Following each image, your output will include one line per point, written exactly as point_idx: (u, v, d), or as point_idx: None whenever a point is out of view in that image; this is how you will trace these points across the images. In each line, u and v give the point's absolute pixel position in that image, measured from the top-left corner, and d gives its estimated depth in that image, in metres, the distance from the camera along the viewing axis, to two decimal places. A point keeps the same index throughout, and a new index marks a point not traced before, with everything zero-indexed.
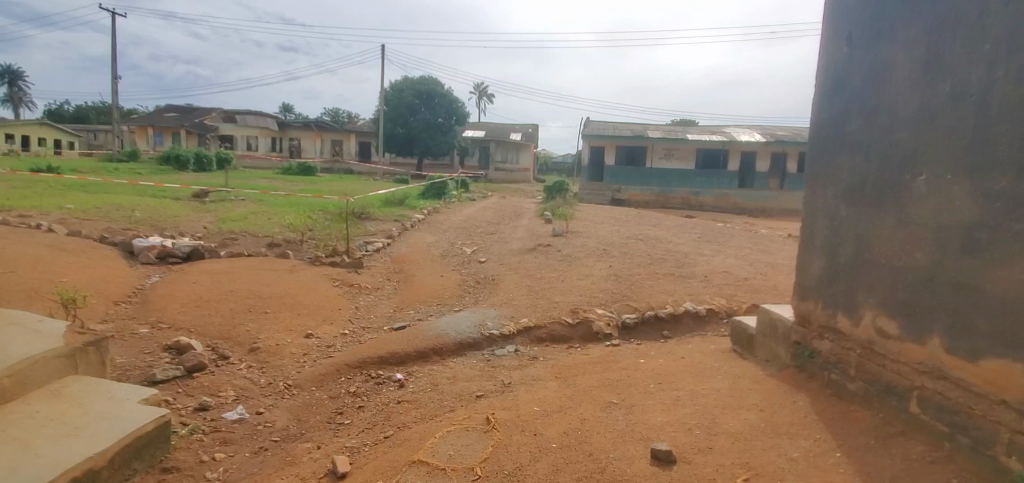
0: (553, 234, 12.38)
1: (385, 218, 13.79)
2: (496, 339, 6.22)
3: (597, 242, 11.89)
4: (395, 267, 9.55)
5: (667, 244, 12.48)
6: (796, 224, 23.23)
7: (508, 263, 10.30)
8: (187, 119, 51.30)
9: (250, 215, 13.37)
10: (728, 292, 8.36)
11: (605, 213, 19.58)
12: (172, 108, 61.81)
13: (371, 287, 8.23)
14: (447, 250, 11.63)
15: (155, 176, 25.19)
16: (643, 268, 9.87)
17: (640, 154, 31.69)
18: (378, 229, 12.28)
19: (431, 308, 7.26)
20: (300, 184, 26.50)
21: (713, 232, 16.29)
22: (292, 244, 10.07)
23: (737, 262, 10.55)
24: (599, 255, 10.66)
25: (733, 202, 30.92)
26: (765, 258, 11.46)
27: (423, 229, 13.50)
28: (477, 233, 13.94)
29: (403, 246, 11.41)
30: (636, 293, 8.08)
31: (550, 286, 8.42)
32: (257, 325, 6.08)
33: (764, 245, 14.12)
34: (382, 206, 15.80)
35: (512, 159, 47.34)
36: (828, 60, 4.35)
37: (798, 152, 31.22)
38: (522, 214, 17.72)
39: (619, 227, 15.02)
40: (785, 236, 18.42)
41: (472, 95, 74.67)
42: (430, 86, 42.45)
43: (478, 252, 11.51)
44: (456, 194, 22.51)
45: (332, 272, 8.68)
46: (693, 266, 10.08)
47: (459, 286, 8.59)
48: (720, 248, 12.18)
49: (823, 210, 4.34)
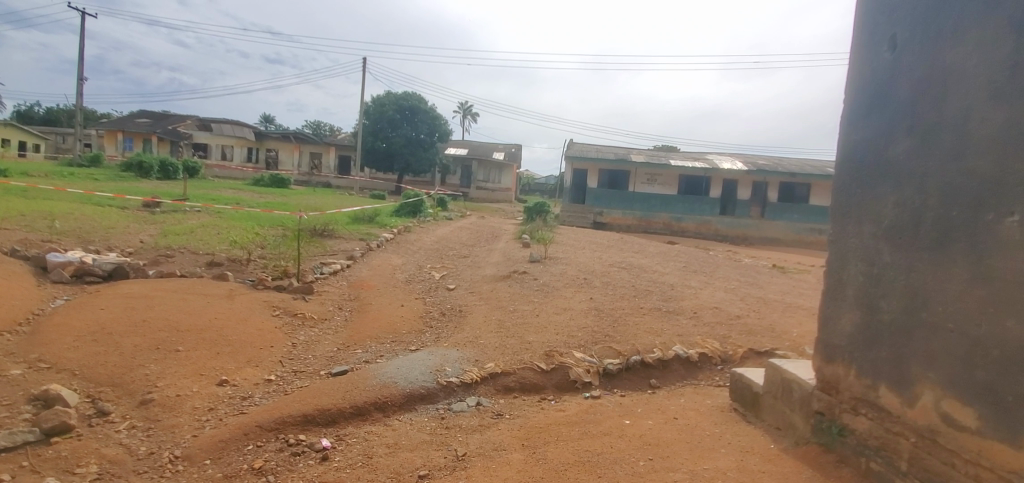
0: (531, 260, 11.45)
1: (350, 236, 12.70)
2: (454, 389, 5.20)
3: (577, 270, 10.96)
4: (351, 294, 8.45)
5: (651, 273, 11.63)
6: (779, 255, 22.76)
7: (478, 291, 9.31)
8: (159, 125, 49.58)
9: (198, 228, 12.18)
10: (721, 331, 7.48)
11: (586, 237, 18.76)
12: (145, 114, 59.87)
13: (316, 319, 7.12)
14: (413, 274, 10.57)
15: (112, 183, 23.66)
16: (626, 302, 8.94)
17: (623, 178, 31.37)
18: (339, 249, 11.19)
19: (383, 347, 6.18)
20: (269, 196, 25.21)
21: (698, 261, 15.56)
22: (236, 265, 8.92)
23: (727, 296, 9.73)
24: (579, 285, 9.74)
25: (715, 229, 30.49)
26: (757, 292, 10.66)
27: (390, 249, 12.44)
28: (449, 255, 12.92)
29: (365, 268, 10.34)
30: (619, 332, 7.13)
31: (523, 321, 7.44)
32: (161, 368, 5.02)
33: (751, 277, 13.39)
34: (349, 223, 14.71)
35: (493, 178, 46.87)
36: (865, 68, 3.58)
37: (778, 182, 31.16)
38: (499, 236, 16.78)
39: (600, 253, 14.17)
40: (770, 267, 17.81)
41: (456, 113, 74.41)
42: (413, 101, 41.71)
43: (447, 277, 10.49)
44: (432, 212, 21.51)
45: (274, 300, 7.57)
46: (680, 300, 9.22)
47: (420, 319, 7.52)
48: (708, 280, 11.37)
49: (855, 252, 3.50)
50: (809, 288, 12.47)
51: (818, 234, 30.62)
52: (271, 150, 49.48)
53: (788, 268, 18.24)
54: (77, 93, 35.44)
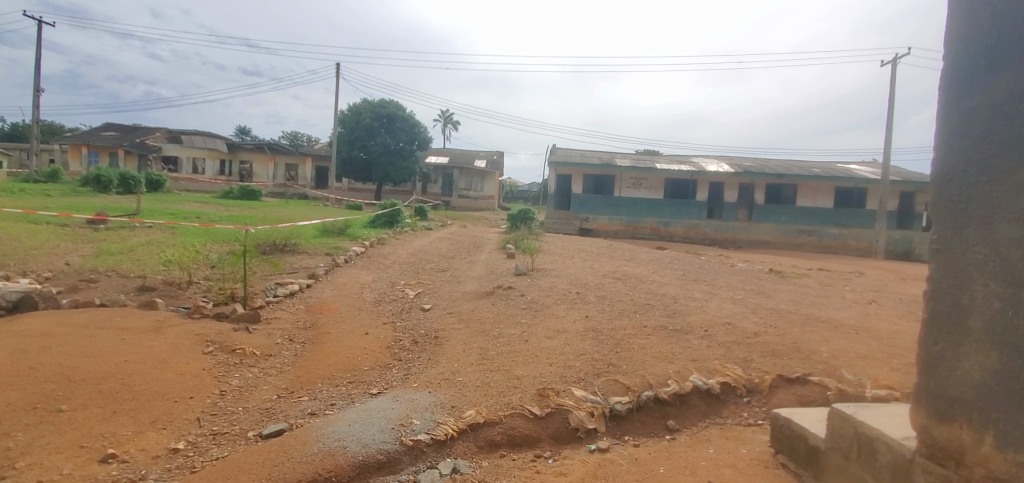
0: (517, 272, 10.30)
1: (315, 251, 11.46)
2: (423, 451, 4.02)
3: (569, 284, 9.84)
4: (308, 321, 7.18)
5: (649, 284, 10.56)
6: (772, 259, 22.00)
7: (458, 312, 8.13)
8: (127, 138, 47.50)
9: (140, 246, 10.78)
10: (741, 353, 6.41)
11: (574, 245, 17.72)
12: (113, 127, 57.64)
13: (259, 357, 5.87)
14: (384, 292, 9.35)
15: (64, 200, 21.97)
16: (628, 320, 7.82)
17: (608, 183, 30.54)
18: (301, 267, 9.93)
19: (335, 392, 4.96)
20: (236, 209, 23.69)
21: (694, 268, 14.57)
22: (172, 290, 7.72)
23: (737, 309, 8.70)
24: (573, 301, 8.62)
25: (702, 232, 29.51)
26: (766, 302, 9.65)
27: (361, 264, 11.21)
28: (426, 269, 11.71)
29: (328, 287, 9.09)
30: (623, 359, 6.00)
31: (510, 349, 6.28)
32: (29, 439, 3.84)
33: (754, 283, 12.44)
34: (315, 237, 13.43)
35: (476, 187, 45.85)
36: (979, 8, 2.57)
37: (765, 183, 30.66)
38: (482, 246, 15.64)
39: (591, 263, 13.10)
40: (767, 271, 16.91)
41: (436, 120, 73.50)
42: (390, 109, 40.44)
43: (423, 296, 9.29)
44: (410, 222, 20.31)
45: (209, 333, 6.30)
46: (687, 316, 8.15)
47: (386, 350, 6.28)
48: (711, 290, 10.36)
49: (986, 266, 2.48)
50: (817, 295, 11.55)
51: (806, 235, 29.71)
52: (244, 162, 47.73)
53: (785, 272, 17.44)
54: (32, 104, 33.49)
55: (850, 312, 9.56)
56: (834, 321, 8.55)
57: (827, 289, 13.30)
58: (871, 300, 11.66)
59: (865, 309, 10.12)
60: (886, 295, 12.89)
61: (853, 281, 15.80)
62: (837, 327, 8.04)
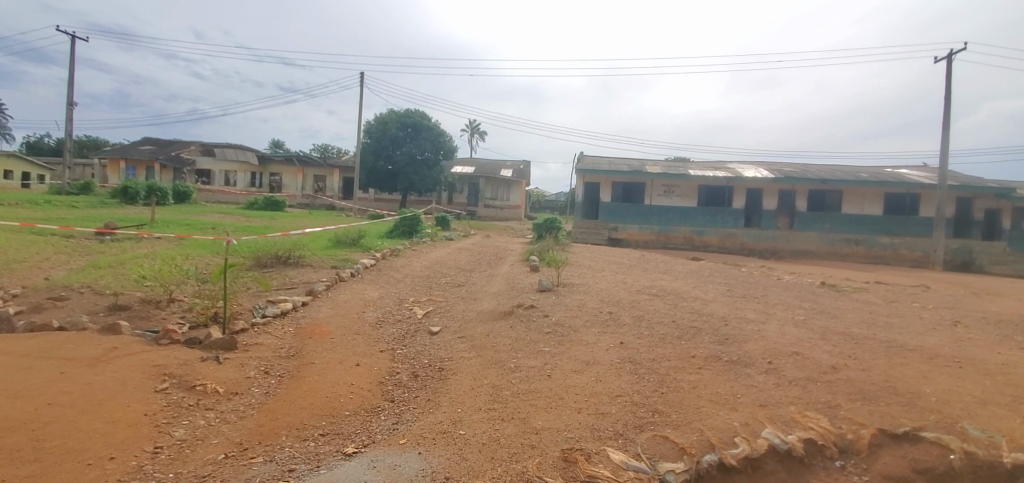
0: (540, 288, 9.09)
1: (321, 263, 10.54)
2: None
3: (600, 302, 8.56)
4: (294, 348, 6.15)
5: (692, 302, 9.17)
6: (820, 270, 20.15)
7: (471, 337, 6.95)
8: (162, 152, 48.49)
9: (134, 258, 10.03)
10: (822, 397, 5.08)
11: (602, 256, 16.36)
12: (150, 141, 59.17)
13: (222, 396, 4.89)
14: (390, 311, 8.25)
15: (88, 211, 21.87)
16: (672, 347, 6.53)
17: (639, 190, 29.05)
18: (299, 282, 8.96)
19: (298, 452, 3.93)
20: (255, 219, 23.19)
21: (739, 282, 13.06)
22: (147, 312, 6.87)
23: (803, 335, 7.27)
24: (606, 324, 7.34)
25: (740, 242, 27.87)
26: (834, 324, 8.16)
27: (368, 278, 10.15)
28: (439, 284, 10.59)
29: (327, 305, 8.06)
30: (671, 404, 4.74)
31: (528, 387, 5.06)
32: None
33: (810, 300, 10.88)
34: (324, 249, 12.49)
35: (501, 196, 44.83)
36: None
37: (807, 189, 28.81)
38: (504, 258, 14.49)
39: (623, 276, 11.80)
40: (818, 285, 15.19)
41: (463, 131, 73.01)
42: (415, 118, 39.91)
43: (433, 315, 8.16)
44: (430, 232, 19.42)
45: (171, 363, 5.40)
46: (744, 344, 6.77)
47: (377, 388, 5.14)
48: (766, 310, 8.91)
49: None
50: (889, 314, 9.92)
51: (854, 244, 27.54)
52: (273, 174, 48.01)
53: (840, 286, 15.65)
54: (67, 119, 34.20)
55: (937, 337, 7.99)
56: (923, 349, 7.04)
57: (895, 306, 11.62)
58: (953, 320, 9.98)
59: (954, 332, 8.51)
60: (967, 313, 11.12)
61: (921, 296, 13.98)
62: (931, 358, 6.56)
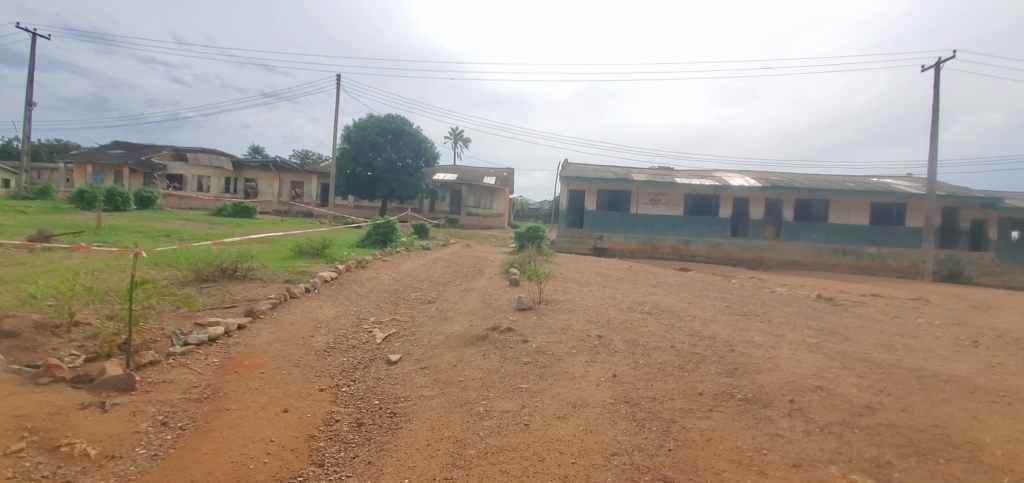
0: (519, 307, 7.99)
1: (273, 278, 9.32)
2: None
3: (587, 323, 7.50)
4: (211, 388, 5.01)
5: (690, 322, 8.17)
6: (813, 282, 19.44)
7: (435, 369, 5.82)
8: (132, 156, 46.54)
9: (53, 270, 8.70)
10: (866, 451, 4.12)
11: (589, 268, 15.38)
12: (122, 146, 57.05)
13: (91, 463, 3.80)
14: (344, 334, 7.09)
15: (35, 217, 20.25)
16: (674, 381, 5.50)
17: (624, 198, 28.25)
18: (240, 301, 7.74)
19: None
20: (220, 226, 21.73)
21: (735, 296, 12.15)
22: (37, 342, 5.66)
23: (821, 363, 6.30)
24: (595, 351, 6.28)
25: (727, 252, 26.84)
26: (851, 349, 7.22)
27: (326, 294, 8.96)
28: (407, 301, 9.41)
29: (269, 327, 6.89)
30: (683, 469, 3.70)
31: (498, 445, 3.98)
32: None
33: (814, 317, 9.96)
34: (282, 260, 11.24)
35: (484, 204, 43.74)
36: None
37: (795, 198, 28.33)
38: (482, 270, 13.40)
39: (612, 291, 10.78)
40: (815, 299, 14.36)
41: (447, 138, 71.93)
42: (396, 123, 38.75)
43: (394, 340, 7.00)
44: (406, 241, 18.24)
45: (41, 414, 4.20)
46: (758, 376, 5.78)
47: (304, 447, 4.02)
48: (772, 331, 7.94)
49: None
50: (904, 335, 9.04)
51: (842, 254, 26.85)
52: (249, 180, 46.24)
53: (838, 299, 14.85)
54: (25, 120, 32.31)
55: (965, 362, 7.09)
56: (958, 379, 6.13)
57: (904, 323, 10.77)
58: (971, 340, 9.15)
59: (982, 356, 7.63)
60: (981, 332, 10.31)
61: (923, 311, 13.23)
62: (973, 392, 5.64)
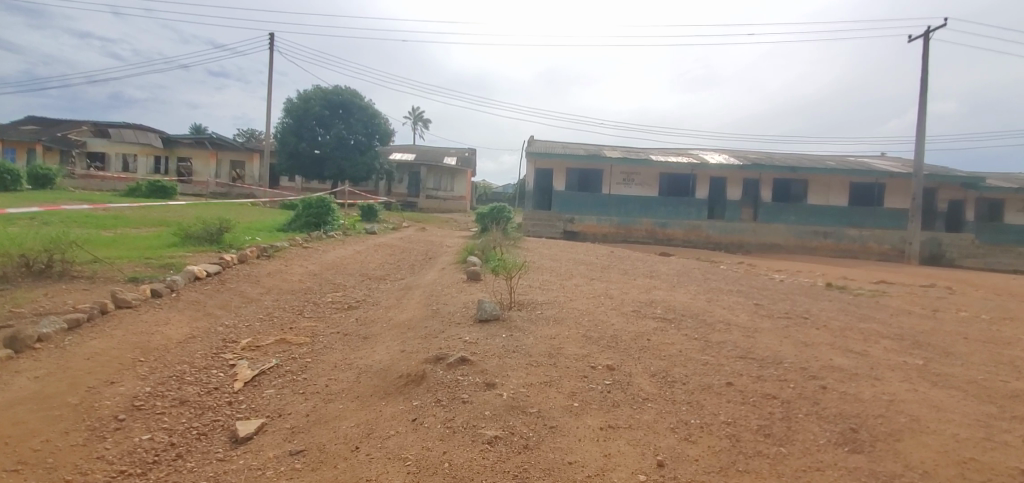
0: (483, 319, 5.19)
1: (111, 277, 6.21)
2: None
3: (585, 343, 4.78)
4: None
5: (730, 334, 5.60)
6: (808, 268, 17.55)
7: (316, 458, 3.03)
8: (45, 131, 40.72)
9: None
10: None
11: (565, 255, 12.76)
12: (36, 121, 50.46)
13: None
14: (178, 375, 4.14)
15: None
16: (778, 478, 2.91)
17: (595, 178, 25.76)
18: (20, 320, 4.75)
19: None
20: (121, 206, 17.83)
21: (749, 290, 9.75)
22: None
23: (975, 413, 3.84)
24: (610, 403, 3.61)
25: (705, 235, 24.85)
26: (976, 377, 4.81)
27: (191, 298, 5.95)
28: (318, 306, 6.44)
29: (39, 372, 3.95)
30: None
31: None
32: None
33: (866, 319, 7.59)
34: (151, 250, 8.03)
35: (445, 186, 40.81)
36: None
37: (773, 178, 26.52)
38: (434, 259, 10.59)
39: (605, 286, 8.17)
40: (829, 288, 12.16)
41: (407, 119, 67.82)
42: (344, 97, 34.85)
43: (266, 384, 4.10)
44: (346, 224, 15.11)
45: None
46: (904, 449, 3.26)
47: None
48: (846, 347, 5.46)
49: None
50: (995, 342, 6.75)
51: (822, 237, 25.40)
52: (183, 159, 40.46)
53: (850, 288, 12.71)
54: None
55: None
56: None
57: (960, 321, 8.58)
58: None
59: None
60: None
61: (954, 301, 11.18)
62: None
